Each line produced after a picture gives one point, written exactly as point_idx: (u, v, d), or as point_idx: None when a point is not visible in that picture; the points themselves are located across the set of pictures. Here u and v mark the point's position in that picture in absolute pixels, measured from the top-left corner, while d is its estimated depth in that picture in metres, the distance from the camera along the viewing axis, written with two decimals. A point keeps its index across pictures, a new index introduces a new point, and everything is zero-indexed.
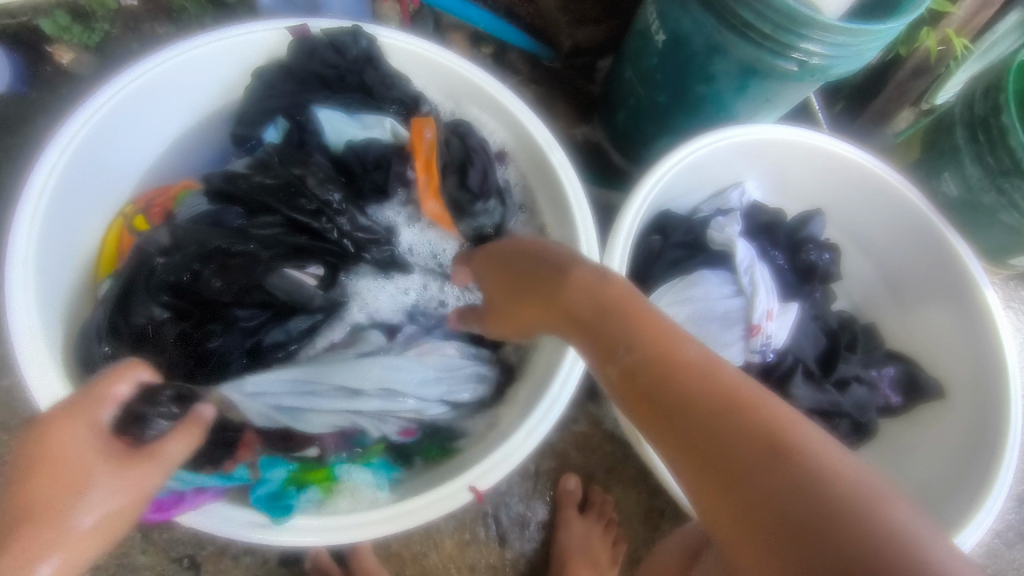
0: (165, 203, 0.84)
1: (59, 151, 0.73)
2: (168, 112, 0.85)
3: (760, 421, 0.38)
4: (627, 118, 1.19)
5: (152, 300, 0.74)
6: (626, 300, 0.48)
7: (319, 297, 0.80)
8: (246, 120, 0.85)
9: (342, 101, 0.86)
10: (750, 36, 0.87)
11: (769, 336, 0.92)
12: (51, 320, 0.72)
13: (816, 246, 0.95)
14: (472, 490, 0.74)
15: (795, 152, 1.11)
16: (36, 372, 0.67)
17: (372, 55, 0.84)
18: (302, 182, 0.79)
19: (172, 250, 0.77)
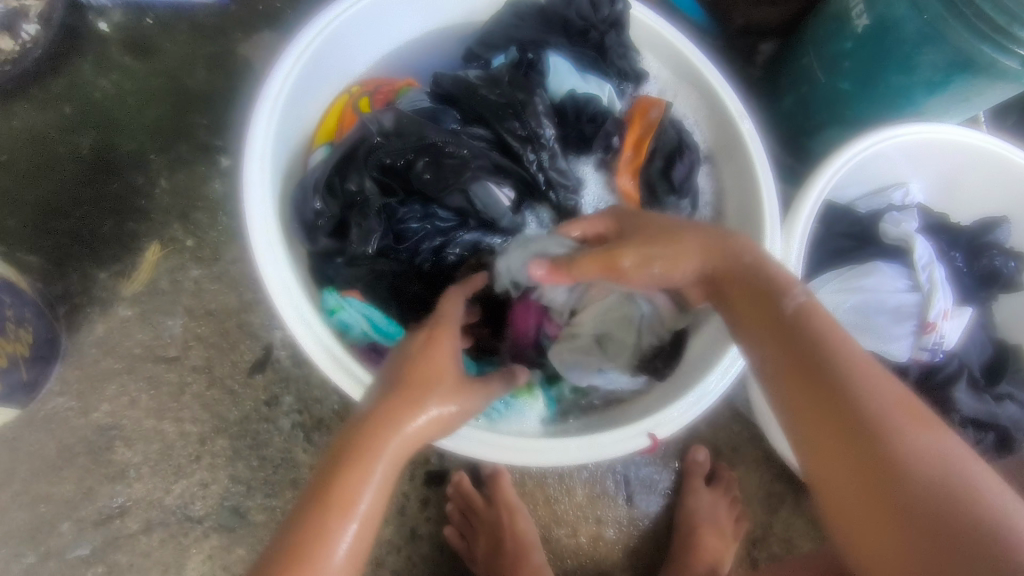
0: (388, 93, 0.93)
1: (318, 29, 0.83)
2: (406, 18, 0.94)
3: (892, 399, 0.52)
4: (794, 104, 1.17)
5: (367, 172, 0.79)
6: (836, 348, 0.55)
7: (508, 218, 0.84)
8: (487, 42, 0.96)
9: (577, 53, 0.97)
10: (976, 27, 0.85)
11: (942, 336, 0.91)
12: (279, 166, 0.81)
13: (1002, 253, 0.93)
14: (650, 437, 0.75)
15: (968, 159, 1.09)
16: (262, 203, 0.74)
17: (617, 21, 0.93)
18: (524, 105, 0.87)
19: (394, 135, 0.80)
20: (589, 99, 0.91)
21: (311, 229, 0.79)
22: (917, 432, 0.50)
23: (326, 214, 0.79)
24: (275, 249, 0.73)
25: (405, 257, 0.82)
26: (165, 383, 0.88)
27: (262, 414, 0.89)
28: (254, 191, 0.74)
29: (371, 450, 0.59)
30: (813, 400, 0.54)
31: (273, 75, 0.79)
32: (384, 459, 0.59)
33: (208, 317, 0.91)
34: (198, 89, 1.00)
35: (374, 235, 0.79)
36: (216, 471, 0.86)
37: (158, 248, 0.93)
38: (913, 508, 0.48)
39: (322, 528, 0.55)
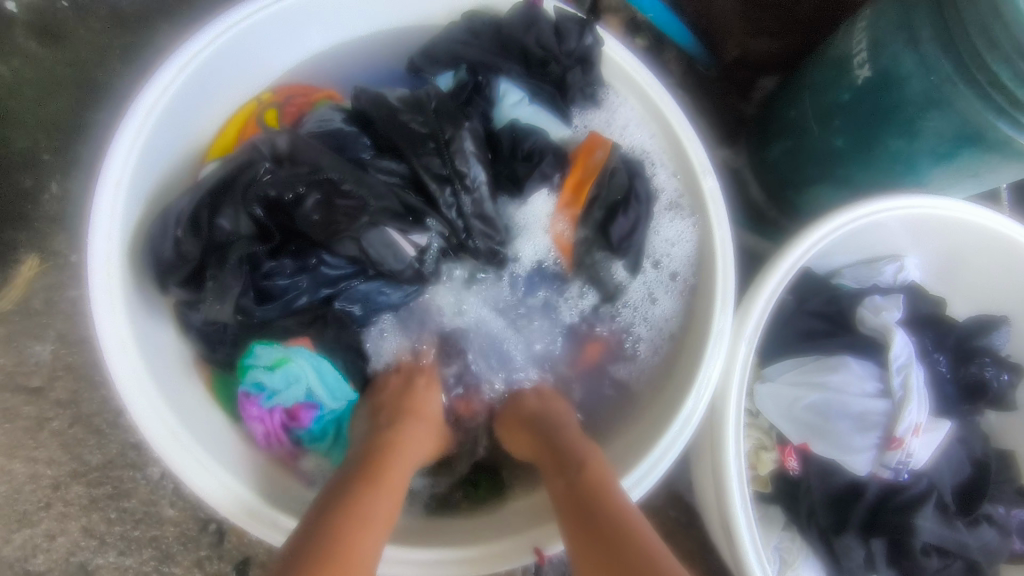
0: (302, 105, 0.81)
1: (213, 34, 0.72)
2: (335, 23, 0.82)
3: (623, 528, 0.58)
4: (783, 152, 1.03)
5: (244, 208, 0.67)
6: (606, 496, 0.62)
7: (410, 270, 0.73)
8: (429, 54, 0.83)
9: (533, 86, 0.83)
10: (991, 98, 0.72)
11: (910, 454, 0.77)
12: (142, 187, 0.70)
13: (995, 363, 0.79)
14: (534, 552, 0.65)
15: (975, 240, 0.95)
16: (105, 242, 0.64)
17: (585, 56, 0.80)
18: (449, 142, 0.74)
19: (285, 162, 0.69)
20: (529, 132, 0.78)
21: (168, 270, 0.67)
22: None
23: (184, 257, 0.67)
24: (113, 303, 0.64)
25: (278, 308, 0.70)
26: (22, 416, 0.79)
27: (128, 460, 0.80)
28: (98, 229, 0.64)
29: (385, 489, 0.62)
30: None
31: (146, 87, 0.68)
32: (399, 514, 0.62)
33: (80, 345, 0.82)
34: (105, 84, 0.89)
35: (230, 291, 0.67)
36: (66, 522, 0.78)
37: (36, 262, 0.84)
38: None
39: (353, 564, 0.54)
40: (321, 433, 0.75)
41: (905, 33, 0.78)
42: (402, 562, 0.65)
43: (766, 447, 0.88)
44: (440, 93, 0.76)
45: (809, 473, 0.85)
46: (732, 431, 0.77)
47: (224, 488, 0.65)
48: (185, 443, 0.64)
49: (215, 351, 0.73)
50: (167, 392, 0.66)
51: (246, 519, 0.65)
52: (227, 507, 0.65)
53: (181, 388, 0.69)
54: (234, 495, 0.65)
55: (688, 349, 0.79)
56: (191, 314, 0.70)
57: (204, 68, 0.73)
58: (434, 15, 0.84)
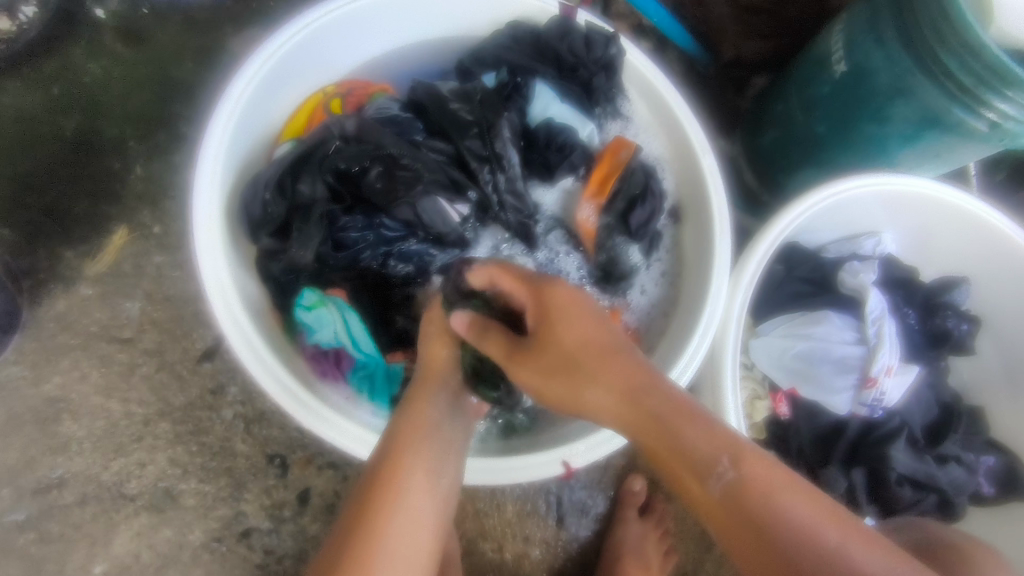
0: (361, 96, 0.94)
1: (293, 32, 0.85)
2: (394, 26, 0.95)
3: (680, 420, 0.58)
4: (774, 141, 1.16)
5: (321, 176, 0.80)
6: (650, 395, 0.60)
7: (455, 234, 0.86)
8: (478, 57, 0.96)
9: (562, 87, 0.97)
10: (946, 87, 0.85)
11: (883, 393, 0.90)
12: (233, 158, 0.82)
13: (956, 315, 0.93)
14: (564, 464, 0.77)
15: (944, 214, 1.07)
16: (207, 195, 0.77)
17: (608, 64, 0.94)
18: (491, 127, 0.87)
19: (353, 141, 0.82)
20: (562, 128, 0.92)
21: (256, 225, 0.80)
22: (845, 527, 0.53)
23: (269, 215, 0.80)
24: (212, 242, 0.76)
25: (344, 262, 0.83)
26: (116, 362, 0.92)
27: (206, 402, 0.92)
28: (201, 188, 0.77)
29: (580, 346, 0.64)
30: (649, 427, 0.59)
31: (239, 76, 0.82)
32: (567, 357, 0.64)
33: (166, 302, 0.94)
34: (183, 80, 1.03)
35: (312, 241, 0.79)
36: (155, 452, 0.90)
37: (126, 232, 0.97)
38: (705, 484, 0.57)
39: (635, 381, 0.61)
40: (362, 372, 0.85)
41: (875, 33, 0.91)
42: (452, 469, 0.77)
43: (760, 397, 0.99)
44: (485, 87, 0.90)
45: (798, 415, 0.97)
46: (728, 371, 0.89)
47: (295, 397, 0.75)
48: (266, 359, 0.76)
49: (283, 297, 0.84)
50: (256, 319, 0.79)
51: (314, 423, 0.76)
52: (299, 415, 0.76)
53: (263, 319, 0.81)
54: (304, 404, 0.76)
55: (688, 305, 0.92)
56: (268, 261, 0.82)
57: (284, 64, 0.87)
58: (473, 22, 0.98)
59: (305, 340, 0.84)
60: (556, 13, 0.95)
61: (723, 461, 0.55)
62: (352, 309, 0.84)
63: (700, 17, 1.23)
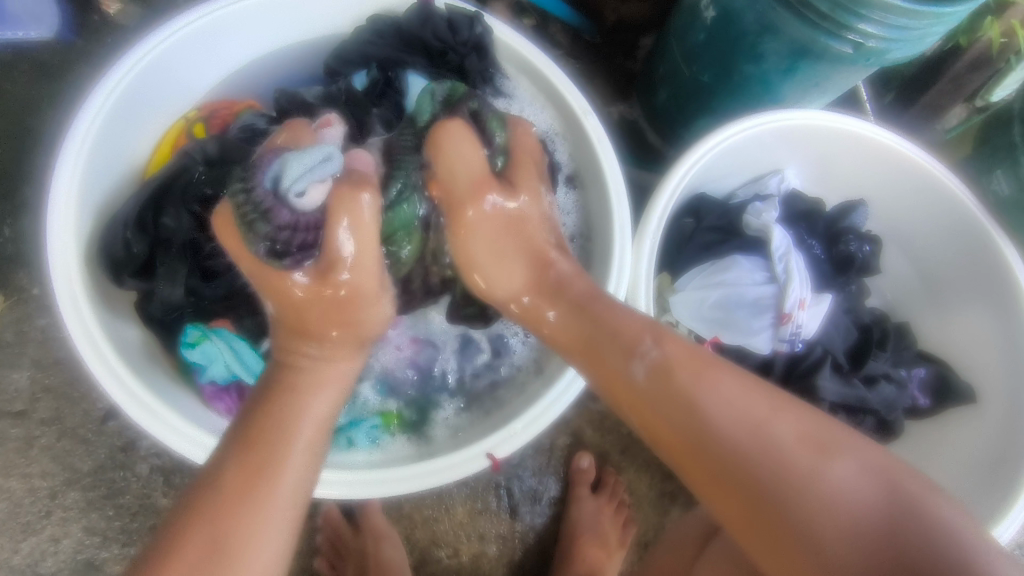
0: (226, 115, 0.90)
1: (134, 61, 0.80)
2: (248, 39, 0.91)
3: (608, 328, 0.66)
4: (668, 97, 1.16)
5: (184, 206, 0.77)
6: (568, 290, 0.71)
7: None
8: (343, 57, 0.93)
9: (436, 75, 0.94)
10: (806, 16, 0.86)
11: (800, 325, 0.91)
12: (90, 198, 0.78)
13: (857, 238, 0.96)
14: (489, 456, 0.75)
15: (838, 141, 1.08)
16: (62, 245, 0.73)
17: (479, 44, 0.92)
18: (362, 127, 0.86)
19: (216, 163, 0.79)
20: None
21: (118, 267, 0.76)
22: (741, 384, 0.58)
23: (133, 254, 0.76)
24: (72, 290, 0.72)
25: (221, 291, 0.79)
26: (12, 438, 0.86)
27: (117, 462, 0.87)
28: (55, 239, 0.73)
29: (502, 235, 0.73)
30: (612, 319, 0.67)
31: (80, 114, 0.77)
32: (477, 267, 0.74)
33: (56, 366, 0.89)
34: (40, 129, 0.97)
35: (179, 275, 0.77)
36: (68, 525, 0.85)
37: (0, 300, 0.90)
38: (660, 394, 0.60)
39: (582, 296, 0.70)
40: None
41: None
42: (375, 484, 0.74)
43: None
44: (352, 88, 0.87)
45: (727, 362, 0.97)
46: None
47: (181, 434, 0.72)
48: (144, 402, 0.71)
49: (168, 332, 0.81)
50: (136, 367, 0.74)
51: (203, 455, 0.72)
52: (189, 450, 0.72)
53: (145, 358, 0.78)
54: (191, 438, 0.72)
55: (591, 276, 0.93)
56: (147, 300, 0.79)
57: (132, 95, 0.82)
58: (336, 24, 0.95)
59: (199, 379, 0.80)
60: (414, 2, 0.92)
61: (646, 341, 0.63)
62: (245, 338, 0.80)
63: None
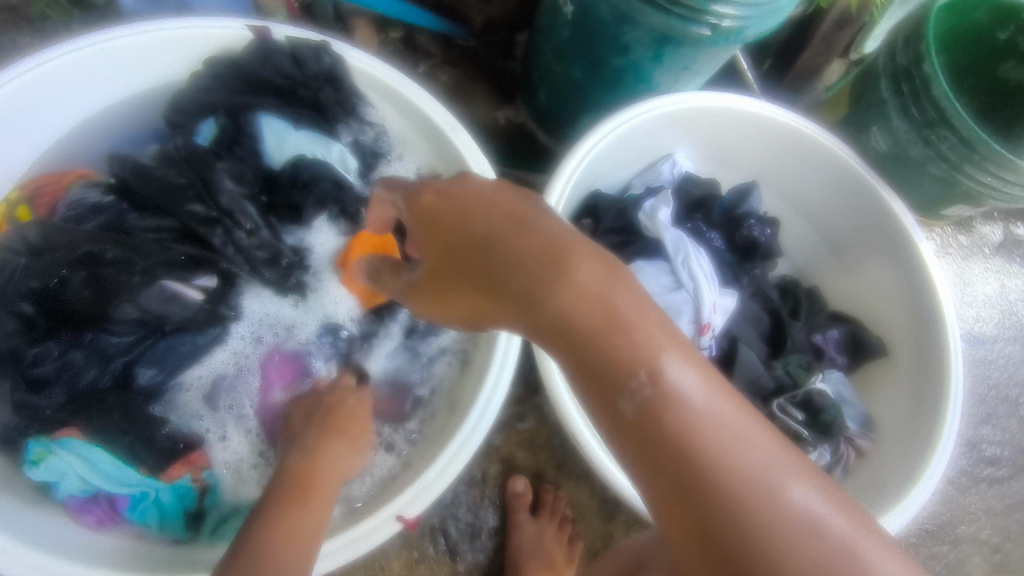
0: (54, 193, 0.79)
1: None
2: (69, 97, 0.81)
3: (619, 344, 0.42)
4: (548, 96, 1.13)
5: (11, 306, 0.67)
6: (568, 304, 0.42)
7: (201, 315, 0.77)
8: (179, 108, 0.82)
9: (292, 114, 0.85)
10: (659, 3, 0.83)
11: (715, 328, 0.91)
12: None
13: (757, 221, 0.95)
14: (400, 519, 0.70)
15: (726, 119, 1.07)
16: None
17: (331, 75, 0.85)
18: (208, 184, 0.76)
19: (41, 250, 0.69)
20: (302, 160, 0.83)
21: None
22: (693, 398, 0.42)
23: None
24: None
25: (63, 395, 0.71)
26: None
27: None
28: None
29: (508, 243, 0.44)
30: (566, 335, 0.43)
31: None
32: (511, 288, 0.44)
33: None
34: None
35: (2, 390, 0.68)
36: None
37: None
38: (627, 425, 0.42)
39: (540, 303, 0.43)
40: (143, 503, 0.75)
41: None
42: None
43: None
44: (195, 146, 0.78)
45: None
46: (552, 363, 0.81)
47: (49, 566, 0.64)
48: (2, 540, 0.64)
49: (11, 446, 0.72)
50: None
51: None
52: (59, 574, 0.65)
53: None
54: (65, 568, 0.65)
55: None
56: None
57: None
58: (172, 75, 0.86)
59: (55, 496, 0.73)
60: (251, 36, 0.84)
61: (639, 375, 0.41)
62: (102, 444, 0.72)
63: None
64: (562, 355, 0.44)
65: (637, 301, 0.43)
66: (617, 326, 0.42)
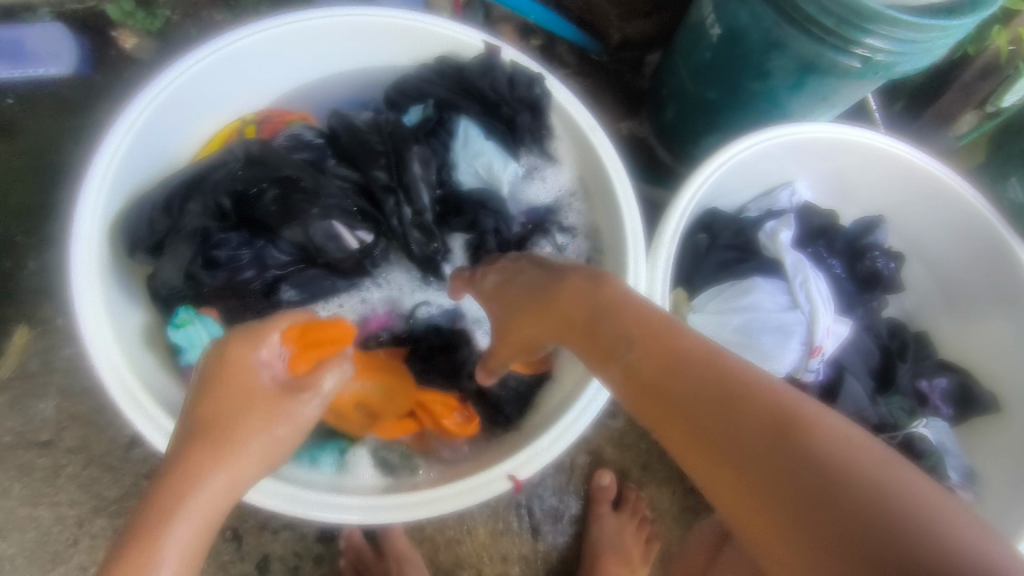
0: (276, 126, 0.92)
1: (197, 59, 0.82)
2: (314, 60, 0.92)
3: (621, 322, 0.57)
4: (676, 113, 1.17)
5: (212, 197, 0.79)
6: (586, 298, 0.61)
7: (352, 261, 0.84)
8: (402, 89, 0.93)
9: (487, 123, 0.95)
10: (812, 32, 0.86)
11: (826, 354, 0.92)
12: (132, 175, 0.81)
13: (882, 255, 0.95)
14: (510, 478, 0.75)
15: (864, 156, 1.08)
16: (92, 201, 0.75)
17: (533, 104, 0.91)
18: (401, 159, 0.86)
19: (252, 165, 0.81)
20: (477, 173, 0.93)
21: (133, 244, 0.78)
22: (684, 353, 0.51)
23: (154, 229, 0.78)
24: (90, 272, 0.73)
25: (221, 280, 0.80)
26: (40, 468, 0.87)
27: (143, 488, 0.88)
28: (85, 206, 0.74)
29: (551, 281, 0.67)
30: (590, 331, 0.59)
31: (147, 90, 0.80)
32: (545, 300, 0.66)
33: (82, 395, 0.90)
34: (64, 163, 1.00)
35: (182, 256, 0.78)
36: (96, 552, 0.86)
37: (26, 331, 0.93)
38: (639, 378, 0.53)
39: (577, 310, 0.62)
40: None
41: None
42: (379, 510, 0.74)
43: None
44: (399, 122, 0.88)
45: None
46: None
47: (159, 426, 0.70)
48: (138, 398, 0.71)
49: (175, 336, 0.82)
50: (128, 351, 0.75)
51: (172, 451, 0.70)
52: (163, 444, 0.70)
53: (131, 343, 0.76)
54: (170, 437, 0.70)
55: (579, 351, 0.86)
56: (156, 291, 0.80)
57: (196, 93, 0.85)
58: (401, 62, 0.95)
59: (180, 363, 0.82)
60: (479, 49, 0.91)
61: (629, 343, 0.55)
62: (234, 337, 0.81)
63: (581, 6, 1.24)
64: (594, 346, 0.59)
65: (642, 304, 0.58)
66: (621, 310, 0.58)
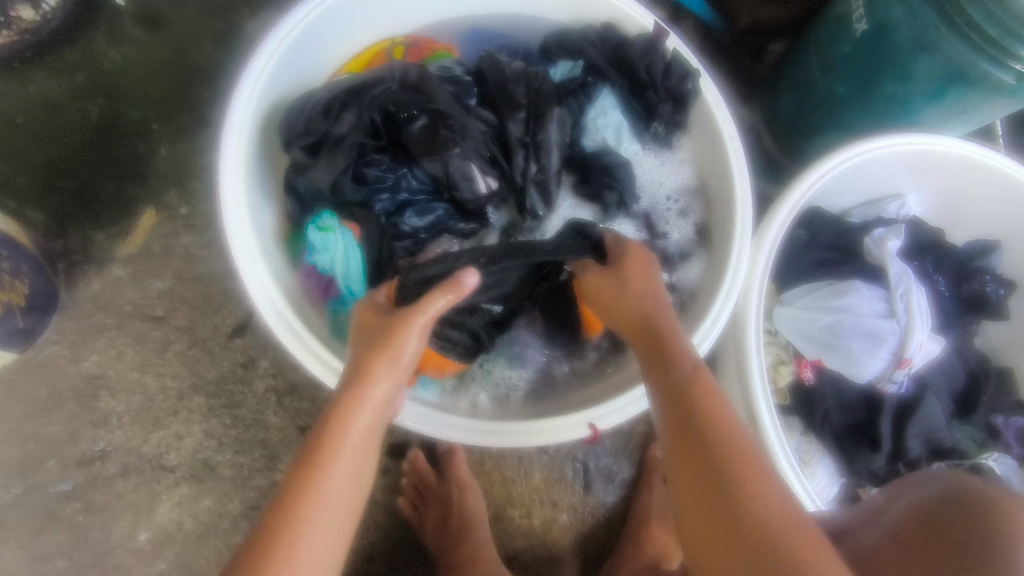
0: (424, 53, 0.94)
1: None
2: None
3: (719, 436, 0.58)
4: (795, 105, 1.14)
5: (366, 112, 0.82)
6: (703, 391, 0.61)
7: (477, 204, 0.86)
8: (562, 41, 0.93)
9: (628, 101, 0.94)
10: (971, 39, 0.84)
11: (913, 367, 0.91)
12: (282, 81, 0.85)
13: (993, 279, 0.93)
14: (590, 426, 0.78)
15: (982, 171, 1.02)
16: (246, 98, 0.79)
17: (680, 96, 0.91)
18: (540, 116, 0.88)
19: (413, 87, 0.84)
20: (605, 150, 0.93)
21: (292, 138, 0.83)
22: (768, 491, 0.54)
23: (294, 131, 0.82)
24: (237, 166, 0.78)
25: (359, 196, 0.84)
26: (151, 340, 0.96)
27: (238, 376, 0.96)
28: (240, 100, 0.79)
29: (656, 324, 0.68)
30: (676, 414, 0.61)
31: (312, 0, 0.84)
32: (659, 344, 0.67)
33: (196, 281, 0.97)
34: (205, 64, 1.03)
35: (335, 168, 0.82)
36: (191, 425, 0.95)
37: (154, 214, 0.99)
38: (710, 497, 0.55)
39: (676, 347, 0.66)
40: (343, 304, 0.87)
41: None
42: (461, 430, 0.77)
43: (784, 361, 1.02)
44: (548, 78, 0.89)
45: (823, 383, 0.97)
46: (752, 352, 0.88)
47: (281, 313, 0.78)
48: (266, 289, 0.78)
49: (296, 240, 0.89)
50: (263, 243, 0.82)
51: (294, 341, 0.78)
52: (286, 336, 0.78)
53: (268, 234, 0.84)
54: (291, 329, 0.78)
55: None
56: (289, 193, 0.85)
57: (356, 11, 0.89)
58: (556, 18, 0.96)
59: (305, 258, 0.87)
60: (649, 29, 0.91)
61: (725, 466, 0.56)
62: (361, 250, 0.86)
63: None
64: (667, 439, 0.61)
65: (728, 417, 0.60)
66: (724, 420, 0.59)
